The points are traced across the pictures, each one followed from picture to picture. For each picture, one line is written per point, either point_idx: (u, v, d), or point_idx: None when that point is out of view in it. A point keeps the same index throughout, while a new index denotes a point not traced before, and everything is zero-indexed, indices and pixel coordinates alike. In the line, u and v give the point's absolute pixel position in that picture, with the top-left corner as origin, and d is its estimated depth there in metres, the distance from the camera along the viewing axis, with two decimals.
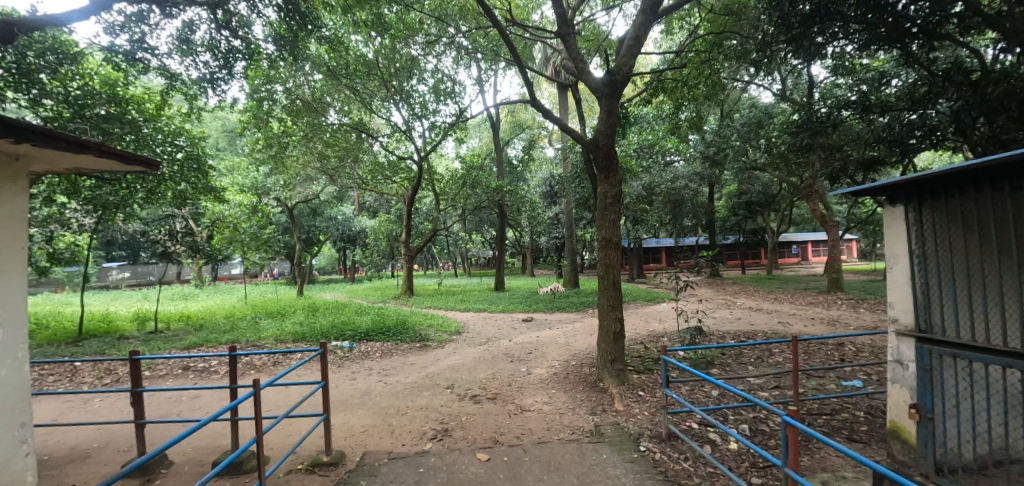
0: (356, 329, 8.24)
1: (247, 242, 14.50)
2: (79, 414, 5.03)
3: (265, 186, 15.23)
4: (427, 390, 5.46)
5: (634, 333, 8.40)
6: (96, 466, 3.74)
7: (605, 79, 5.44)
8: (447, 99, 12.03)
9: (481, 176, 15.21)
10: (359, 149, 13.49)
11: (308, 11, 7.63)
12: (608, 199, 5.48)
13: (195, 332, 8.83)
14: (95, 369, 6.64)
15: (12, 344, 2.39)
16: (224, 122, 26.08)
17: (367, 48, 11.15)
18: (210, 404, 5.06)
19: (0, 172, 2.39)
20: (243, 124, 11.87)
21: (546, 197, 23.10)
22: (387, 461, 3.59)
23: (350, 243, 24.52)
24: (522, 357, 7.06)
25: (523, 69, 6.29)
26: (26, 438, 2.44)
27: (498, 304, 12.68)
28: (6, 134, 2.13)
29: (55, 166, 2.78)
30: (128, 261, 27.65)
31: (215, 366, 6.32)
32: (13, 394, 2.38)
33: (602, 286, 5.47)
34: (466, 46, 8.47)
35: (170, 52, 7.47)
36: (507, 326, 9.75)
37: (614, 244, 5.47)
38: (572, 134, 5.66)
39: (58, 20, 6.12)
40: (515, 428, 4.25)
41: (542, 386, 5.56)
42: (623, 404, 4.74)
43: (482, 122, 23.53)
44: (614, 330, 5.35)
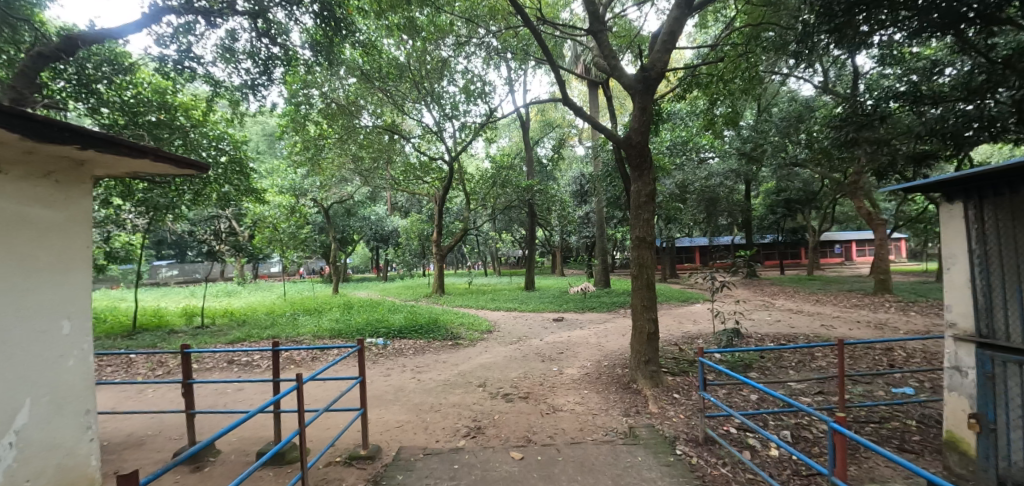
0: (389, 327, 8.41)
1: (286, 241, 15.01)
2: (134, 403, 5.35)
3: (302, 187, 15.77)
4: (460, 387, 5.52)
5: (668, 334, 8.23)
6: (150, 453, 3.97)
7: (638, 75, 5.35)
8: (478, 99, 12.10)
9: (510, 175, 15.30)
10: (392, 151, 13.78)
11: (343, 16, 7.88)
12: (643, 197, 5.37)
13: (238, 327, 9.22)
14: (148, 361, 7.04)
15: (78, 337, 2.55)
16: (264, 126, 27.22)
17: (398, 51, 11.40)
18: (255, 397, 5.29)
19: (65, 176, 2.56)
20: (281, 127, 12.28)
21: (576, 196, 22.93)
22: (422, 457, 3.64)
23: (383, 242, 25.06)
24: (554, 356, 7.03)
25: (553, 67, 6.23)
26: (91, 424, 2.60)
27: (529, 304, 12.63)
28: (73, 139, 2.28)
29: (116, 170, 2.96)
30: (176, 259, 29.12)
31: (258, 361, 6.60)
32: (79, 383, 2.55)
33: (636, 286, 5.39)
34: (495, 46, 8.54)
35: (214, 60, 7.83)
36: (538, 326, 9.75)
37: (648, 243, 5.35)
38: (604, 132, 5.59)
39: (114, 34, 6.53)
40: (548, 428, 4.24)
41: (574, 386, 5.52)
42: (657, 407, 4.65)
43: (512, 122, 23.50)
44: (648, 331, 5.27)
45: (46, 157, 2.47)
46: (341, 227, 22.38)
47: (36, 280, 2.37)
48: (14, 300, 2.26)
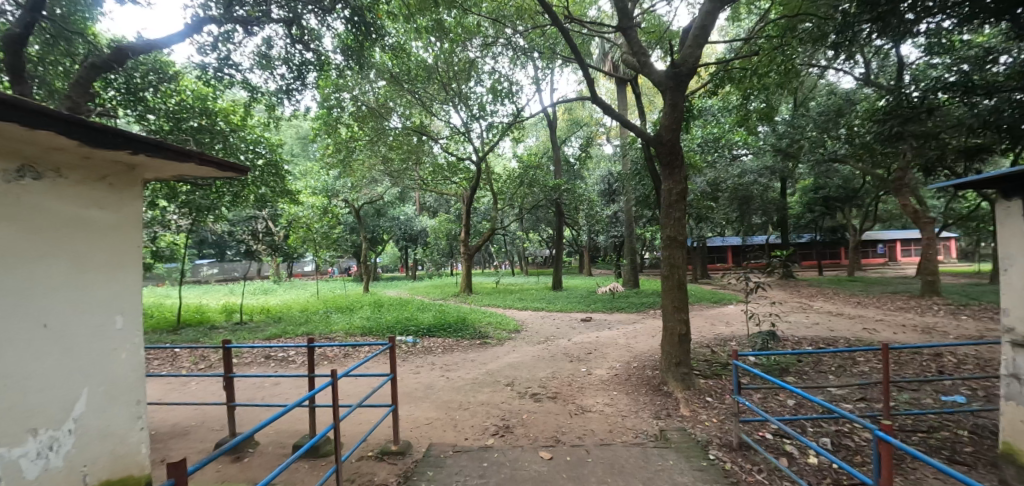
0: (419, 325, 8.55)
1: (319, 241, 15.41)
2: (179, 395, 5.63)
3: (334, 189, 16.22)
4: (488, 386, 5.55)
5: (700, 335, 8.06)
6: (194, 442, 4.16)
7: (669, 71, 5.25)
8: (505, 99, 12.12)
9: (538, 175, 15.29)
10: (420, 152, 13.97)
11: (373, 20, 8.05)
12: (673, 196, 5.27)
13: (274, 324, 9.57)
14: (192, 356, 7.38)
15: (130, 332, 2.70)
16: (298, 130, 28.10)
17: (426, 53, 11.59)
18: (290, 391, 5.47)
19: (119, 179, 2.72)
20: (314, 131, 12.62)
21: (604, 195, 22.67)
22: (452, 454, 3.68)
23: (412, 242, 25.45)
24: (582, 357, 6.98)
25: (581, 66, 6.19)
26: (141, 414, 2.75)
27: (556, 304, 12.58)
28: (125, 145, 2.41)
29: (164, 173, 3.12)
30: (217, 258, 30.41)
31: (293, 357, 6.83)
32: (131, 375, 2.70)
33: (666, 286, 5.30)
34: (522, 46, 8.55)
35: (252, 67, 8.14)
36: (566, 326, 9.71)
37: (679, 242, 5.24)
38: (634, 129, 5.51)
39: (160, 44, 6.88)
40: (577, 428, 4.21)
41: (603, 387, 5.46)
42: (688, 409, 4.56)
43: (539, 121, 23.46)
44: (678, 332, 5.18)
45: (102, 162, 2.63)
46: (372, 228, 22.86)
47: (92, 278, 2.51)
48: (74, 296, 2.41)
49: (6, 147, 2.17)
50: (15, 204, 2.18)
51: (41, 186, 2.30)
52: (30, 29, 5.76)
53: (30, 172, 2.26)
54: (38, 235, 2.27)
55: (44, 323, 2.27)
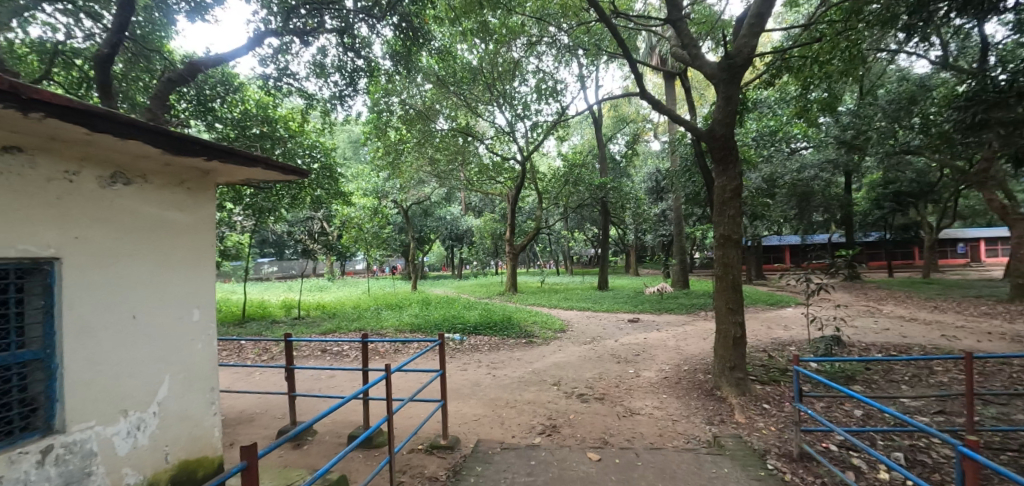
0: (466, 322, 8.69)
1: (370, 241, 15.92)
2: (245, 384, 6.04)
3: (384, 190, 16.82)
4: (534, 385, 5.56)
5: (755, 339, 7.69)
6: (259, 428, 4.45)
7: (723, 63, 5.03)
8: (549, 98, 12.06)
9: (583, 173, 15.14)
10: (466, 153, 14.20)
11: (421, 26, 8.29)
12: (727, 193, 5.05)
13: (329, 319, 10.05)
14: (256, 348, 7.88)
15: (204, 324, 2.93)
16: (350, 134, 29.39)
17: (471, 55, 11.79)
18: (345, 384, 5.73)
19: (195, 183, 2.95)
20: (365, 134, 13.11)
21: (651, 193, 22.07)
22: (499, 451, 3.72)
23: (457, 241, 25.87)
24: (629, 358, 6.84)
25: (628, 60, 6.06)
26: (214, 400, 2.99)
27: (602, 303, 12.40)
28: (200, 153, 2.61)
29: (234, 178, 3.35)
30: (277, 257, 32.29)
31: (347, 351, 7.14)
32: (205, 364, 2.93)
33: (720, 287, 5.10)
34: (566, 43, 8.52)
35: (308, 76, 8.59)
36: (613, 326, 9.54)
37: (733, 241, 5.02)
38: (684, 124, 5.33)
39: (226, 57, 7.37)
40: (626, 430, 4.14)
41: (652, 390, 5.33)
42: (743, 416, 4.36)
43: (583, 119, 23.23)
44: (733, 335, 4.97)
45: (181, 169, 2.86)
46: (420, 227, 23.47)
47: (173, 274, 2.75)
48: (156, 291, 2.64)
49: (102, 157, 2.41)
50: (108, 207, 2.41)
51: (130, 191, 2.53)
52: (116, 49, 6.33)
53: (122, 178, 2.50)
54: (127, 234, 2.50)
55: (133, 315, 2.50)
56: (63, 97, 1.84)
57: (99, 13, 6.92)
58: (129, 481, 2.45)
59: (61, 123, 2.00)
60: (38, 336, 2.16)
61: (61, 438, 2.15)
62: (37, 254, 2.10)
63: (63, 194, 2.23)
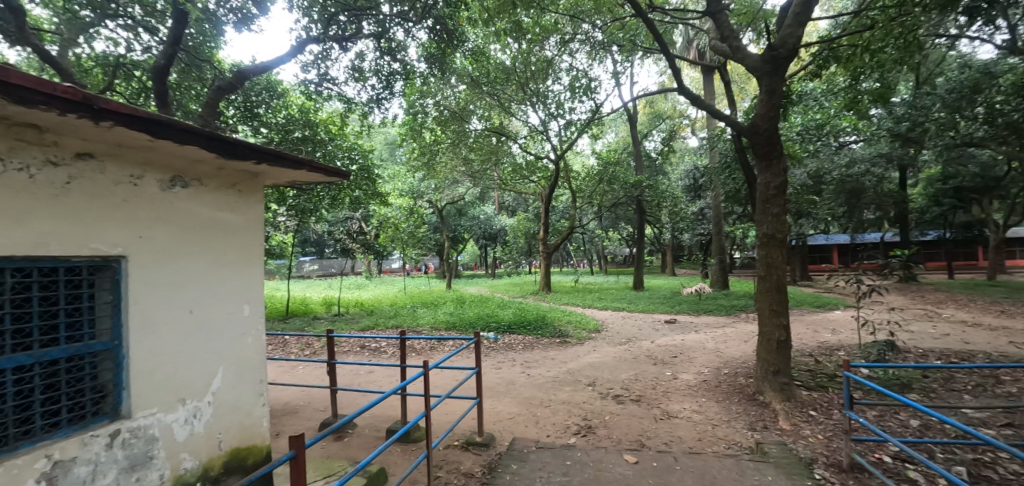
0: (500, 321, 8.74)
1: (407, 240, 16.22)
2: (289, 377, 6.31)
3: (419, 190, 17.16)
4: (569, 385, 5.54)
5: (801, 342, 7.36)
6: (303, 420, 4.65)
7: (766, 55, 4.85)
8: (583, 96, 11.93)
9: (618, 172, 14.93)
10: (500, 152, 14.30)
11: (454, 28, 8.41)
12: (771, 190, 4.86)
13: (367, 317, 10.35)
14: (299, 343, 8.22)
15: (254, 320, 3.08)
16: (387, 136, 30.18)
17: (505, 55, 11.87)
18: (384, 379, 5.89)
19: (245, 185, 3.11)
20: (401, 136, 13.38)
21: (689, 191, 21.49)
22: (535, 450, 3.72)
23: (491, 241, 26.04)
24: (666, 360, 6.70)
25: (665, 55, 5.92)
26: (263, 392, 3.13)
27: (638, 304, 12.20)
28: (251, 156, 2.75)
29: (281, 180, 3.50)
30: (318, 255, 33.51)
31: (385, 348, 7.34)
32: (254, 357, 3.08)
33: (763, 287, 4.90)
34: (601, 39, 8.43)
35: (347, 80, 8.86)
36: (649, 327, 9.36)
37: (777, 240, 4.83)
38: (724, 119, 5.17)
39: (270, 65, 7.70)
40: (663, 433, 4.06)
41: (690, 393, 5.19)
42: (788, 423, 4.19)
43: (618, 117, 22.92)
44: (777, 338, 4.77)
45: (233, 172, 3.02)
46: (454, 227, 23.81)
47: (225, 272, 2.90)
48: (211, 288, 2.79)
49: (163, 162, 2.58)
50: (167, 208, 2.58)
51: (188, 193, 2.69)
52: (171, 60, 6.74)
53: (180, 181, 2.66)
54: (184, 234, 2.66)
55: (190, 310, 2.66)
56: (130, 106, 1.99)
57: (155, 27, 7.38)
58: (186, 466, 2.61)
59: (128, 131, 2.15)
60: (106, 327, 2.33)
61: (127, 424, 2.31)
62: (107, 252, 2.28)
63: (128, 196, 2.39)
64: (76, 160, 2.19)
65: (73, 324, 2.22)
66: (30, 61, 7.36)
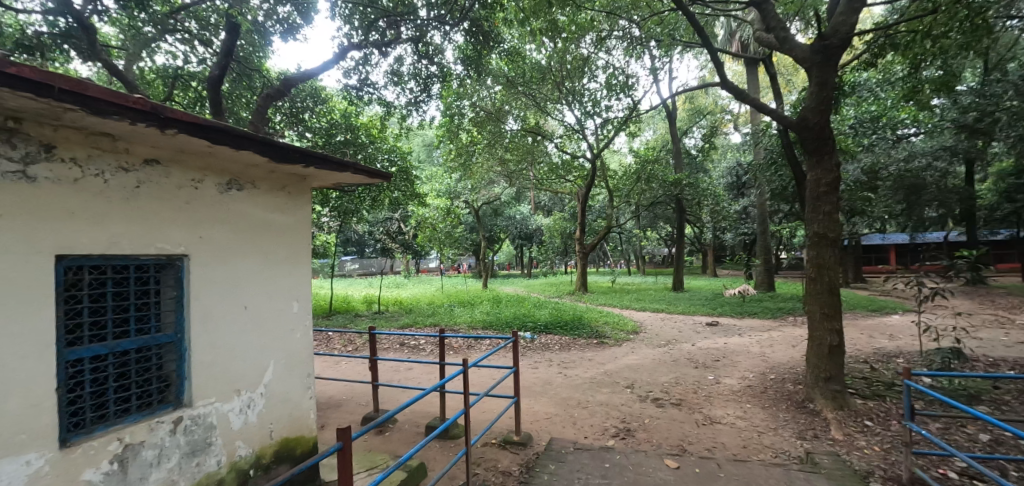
0: (536, 321, 8.74)
1: (444, 240, 16.46)
2: (334, 372, 6.54)
3: (456, 190, 17.39)
4: (607, 386, 5.47)
5: (854, 348, 6.96)
6: (347, 414, 4.82)
7: (815, 45, 4.62)
8: (620, 93, 11.74)
9: (656, 170, 14.60)
10: (535, 152, 14.29)
11: (490, 28, 8.50)
12: (822, 187, 4.63)
13: (406, 315, 10.59)
14: (342, 339, 8.51)
15: (301, 317, 3.21)
16: (425, 138, 30.80)
17: (540, 54, 11.89)
18: (423, 376, 6.02)
19: (295, 187, 3.25)
20: (439, 137, 13.58)
21: (731, 189, 20.74)
22: (573, 450, 3.71)
23: (527, 241, 26.05)
24: (708, 364, 6.50)
25: (706, 48, 5.74)
26: (309, 386, 3.27)
27: (678, 305, 11.88)
28: (301, 160, 2.88)
29: (327, 182, 3.64)
30: (359, 254, 34.59)
31: (423, 346, 7.49)
32: (302, 352, 3.21)
33: (814, 290, 4.67)
34: (638, 35, 8.26)
35: (386, 84, 9.11)
36: (690, 329, 9.11)
37: (830, 240, 4.58)
38: (770, 113, 4.96)
39: (314, 72, 8.02)
40: (705, 439, 3.94)
41: (734, 398, 5.02)
42: (841, 433, 3.97)
43: (656, 113, 22.41)
44: (829, 344, 4.54)
45: (284, 175, 3.16)
46: (490, 227, 23.99)
47: (276, 270, 3.04)
48: (263, 285, 2.94)
49: (221, 166, 2.74)
50: (225, 209, 2.74)
51: (243, 196, 2.85)
52: (224, 70, 7.14)
53: (236, 184, 2.82)
54: (240, 234, 2.82)
55: (244, 305, 2.81)
56: (193, 115, 2.13)
57: (210, 39, 7.83)
58: (241, 453, 2.76)
59: (190, 138, 2.30)
60: (170, 321, 2.50)
61: (188, 412, 2.48)
62: (171, 251, 2.44)
63: (190, 199, 2.56)
64: (144, 166, 2.35)
65: (141, 317, 2.39)
66: (100, 75, 7.98)
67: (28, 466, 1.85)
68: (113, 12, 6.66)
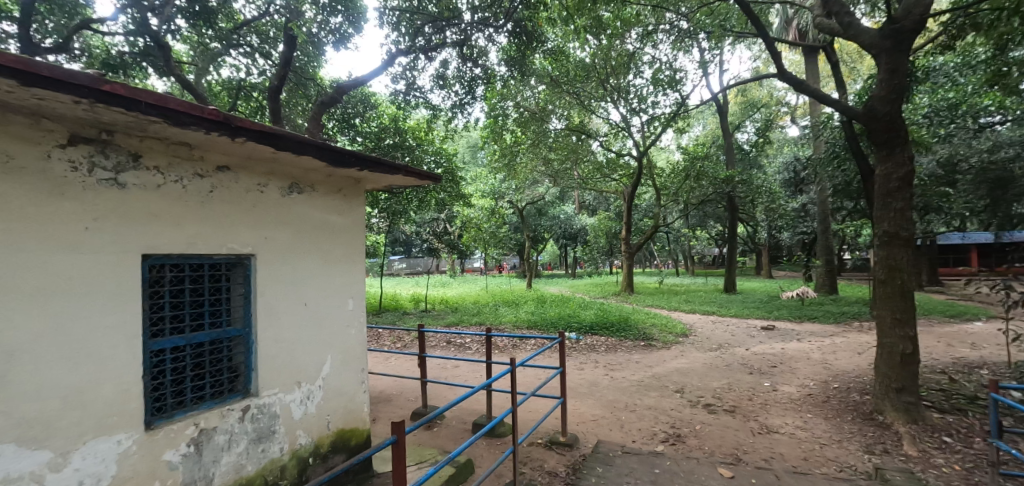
0: (582, 321, 8.67)
1: (488, 240, 16.65)
2: (384, 368, 6.78)
3: (500, 191, 17.53)
4: (655, 390, 5.35)
5: (930, 357, 6.41)
6: (397, 408, 4.98)
7: (884, 29, 4.29)
8: (667, 89, 11.41)
9: (706, 167, 14.06)
10: (580, 151, 14.17)
11: (533, 28, 8.51)
12: (893, 182, 4.30)
13: (452, 313, 10.82)
14: (391, 336, 8.81)
15: (355, 314, 3.34)
16: (470, 139, 31.31)
17: (584, 53, 11.78)
18: (469, 374, 6.12)
19: (349, 190, 3.39)
20: (483, 139, 13.64)
21: (788, 186, 19.63)
22: (621, 454, 3.65)
23: (571, 240, 25.83)
24: (764, 370, 6.19)
25: (761, 38, 5.46)
26: (363, 380, 3.40)
27: (730, 308, 11.40)
28: (355, 163, 3.00)
29: (379, 184, 3.77)
30: (406, 254, 35.67)
31: (469, 344, 7.61)
32: (356, 348, 3.35)
33: (884, 293, 4.34)
34: (687, 28, 7.98)
35: (433, 88, 9.32)
36: (743, 333, 8.72)
37: (902, 240, 4.23)
38: (833, 104, 4.66)
39: (364, 78, 8.33)
40: (762, 449, 3.77)
41: (793, 407, 4.76)
42: (916, 449, 3.67)
43: (706, 108, 21.62)
44: (901, 351, 4.20)
45: (340, 179, 3.31)
46: (534, 226, 24.01)
47: (331, 269, 3.19)
48: (320, 283, 3.10)
49: (284, 171, 2.91)
50: (287, 211, 2.91)
51: (303, 198, 3.01)
52: (282, 81, 7.55)
53: (296, 188, 2.99)
54: (301, 235, 2.99)
55: (304, 302, 2.97)
56: (259, 123, 2.27)
57: (269, 52, 8.32)
58: (301, 442, 2.92)
59: (256, 145, 2.46)
60: (239, 316, 2.69)
61: (254, 401, 2.65)
62: (240, 251, 2.62)
63: (256, 202, 2.73)
64: (216, 172, 2.54)
65: (214, 312, 2.59)
66: (175, 89, 8.69)
67: (119, 445, 2.06)
68: (184, 30, 7.22)
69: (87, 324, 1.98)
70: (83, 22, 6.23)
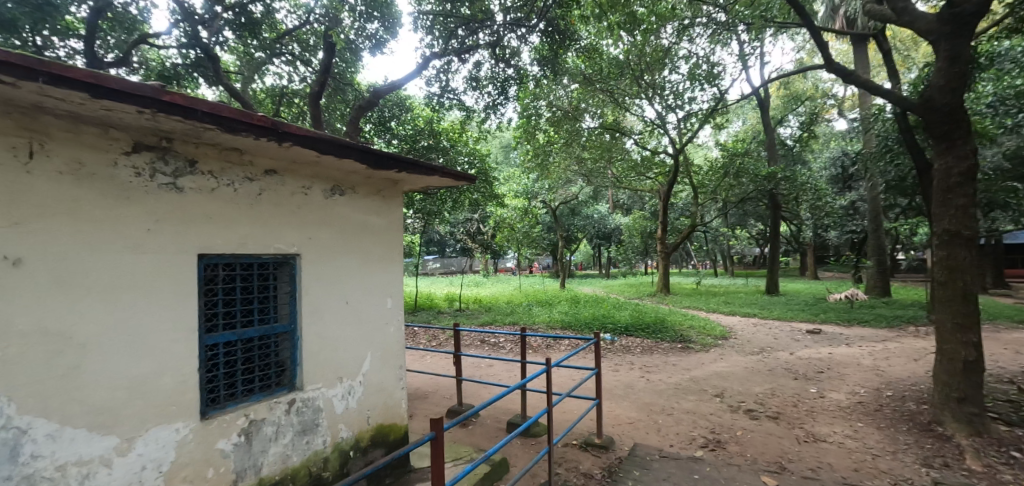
0: (617, 322, 8.55)
1: (521, 240, 16.66)
2: (421, 366, 6.91)
3: (533, 190, 17.53)
4: (693, 394, 5.22)
5: (997, 365, 5.96)
6: (435, 405, 5.07)
7: (944, 13, 4.02)
8: (704, 84, 11.08)
9: (746, 163, 13.57)
10: (614, 149, 13.98)
11: (566, 26, 8.45)
12: (953, 177, 4.01)
13: (486, 312, 10.90)
14: (426, 334, 8.98)
15: (393, 312, 3.43)
16: (503, 140, 31.44)
17: (617, 49, 11.60)
18: (504, 374, 6.15)
19: (388, 191, 3.48)
20: (516, 139, 13.71)
21: (835, 183, 18.67)
22: (658, 458, 3.59)
23: (605, 240, 25.51)
24: (810, 375, 5.93)
25: (807, 28, 5.22)
26: (401, 377, 3.48)
27: (773, 310, 10.96)
28: (393, 165, 3.07)
29: (416, 185, 3.84)
30: (440, 254, 36.19)
31: (504, 344, 7.66)
32: (394, 345, 3.43)
33: (943, 296, 4.07)
34: (725, 20, 7.72)
35: (466, 89, 9.42)
36: (787, 337, 8.36)
37: (964, 239, 3.96)
38: (887, 95, 4.40)
39: (399, 82, 8.51)
40: (808, 457, 3.62)
41: (842, 415, 4.54)
42: (980, 463, 3.43)
43: (746, 103, 20.86)
44: (963, 358, 3.94)
45: (379, 180, 3.40)
46: (567, 226, 23.86)
47: (370, 269, 3.28)
48: (361, 281, 3.20)
49: (327, 174, 3.03)
50: (330, 213, 3.02)
51: (344, 200, 3.12)
52: (323, 86, 7.82)
53: (339, 190, 3.10)
54: (343, 235, 3.10)
55: (345, 300, 3.07)
56: (303, 129, 2.37)
57: (309, 59, 8.64)
58: (343, 435, 3.03)
59: (302, 149, 2.57)
60: (286, 312, 2.81)
61: (300, 394, 2.77)
62: (286, 250, 2.75)
63: (301, 204, 2.85)
64: (264, 176, 2.66)
65: (262, 309, 2.71)
66: (224, 97, 9.16)
67: (177, 433, 2.20)
68: (231, 41, 7.57)
69: (149, 320, 2.12)
70: (141, 37, 6.65)
